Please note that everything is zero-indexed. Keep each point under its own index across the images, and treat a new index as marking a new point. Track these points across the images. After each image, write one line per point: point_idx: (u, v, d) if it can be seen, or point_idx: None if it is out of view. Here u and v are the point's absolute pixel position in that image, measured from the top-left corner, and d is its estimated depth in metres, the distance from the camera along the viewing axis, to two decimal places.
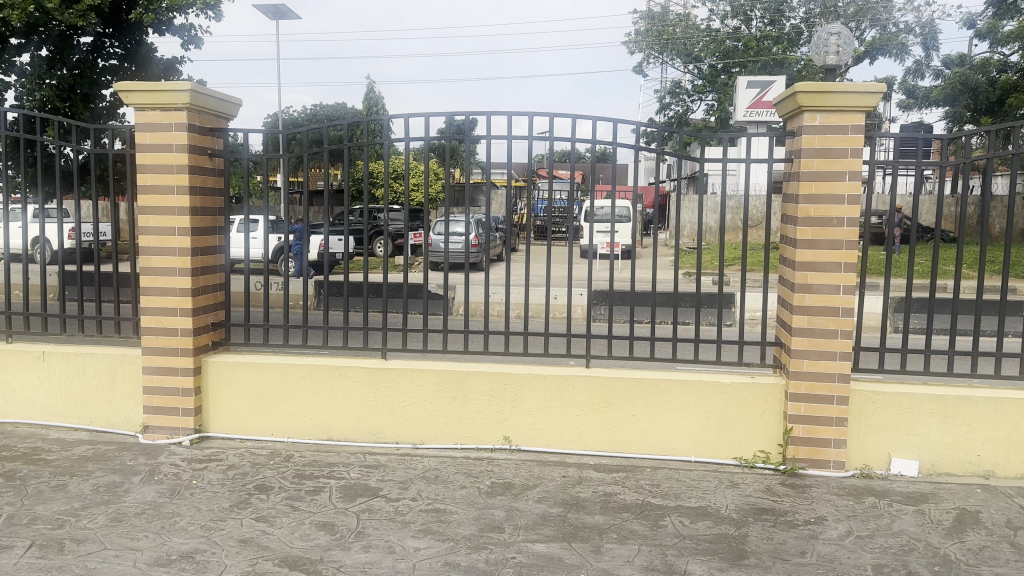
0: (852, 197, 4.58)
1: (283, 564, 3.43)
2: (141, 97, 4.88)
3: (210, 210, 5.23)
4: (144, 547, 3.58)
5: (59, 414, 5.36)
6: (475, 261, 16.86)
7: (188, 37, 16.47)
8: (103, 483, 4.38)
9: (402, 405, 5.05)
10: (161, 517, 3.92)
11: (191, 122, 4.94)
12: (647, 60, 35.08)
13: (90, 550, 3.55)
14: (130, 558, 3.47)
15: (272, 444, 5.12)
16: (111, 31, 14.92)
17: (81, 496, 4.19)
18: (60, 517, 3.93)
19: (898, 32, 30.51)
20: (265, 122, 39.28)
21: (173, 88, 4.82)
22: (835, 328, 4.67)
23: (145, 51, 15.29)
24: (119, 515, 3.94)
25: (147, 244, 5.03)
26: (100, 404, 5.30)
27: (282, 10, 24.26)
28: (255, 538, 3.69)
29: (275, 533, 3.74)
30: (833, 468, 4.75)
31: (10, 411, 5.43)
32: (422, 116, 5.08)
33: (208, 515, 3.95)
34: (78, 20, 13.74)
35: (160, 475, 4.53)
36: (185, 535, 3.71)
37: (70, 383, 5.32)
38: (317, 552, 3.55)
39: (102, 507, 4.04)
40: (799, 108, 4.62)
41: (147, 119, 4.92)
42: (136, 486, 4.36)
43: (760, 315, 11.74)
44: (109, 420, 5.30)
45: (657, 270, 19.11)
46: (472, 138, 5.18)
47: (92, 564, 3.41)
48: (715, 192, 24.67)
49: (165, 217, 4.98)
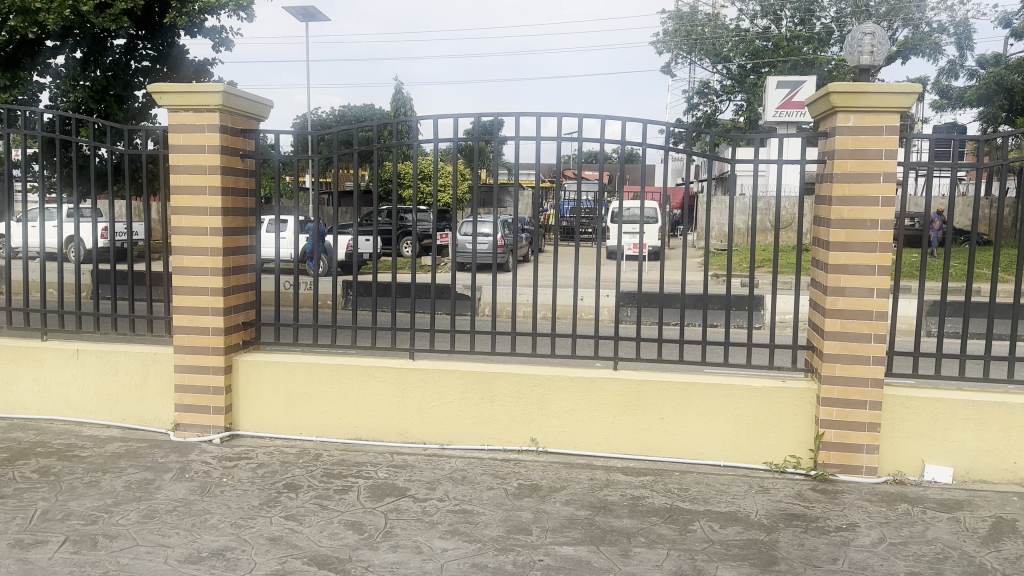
0: (886, 199, 4.50)
1: (312, 563, 3.44)
2: (173, 99, 4.93)
3: (241, 211, 5.28)
4: (175, 544, 3.62)
5: (92, 411, 5.44)
6: (502, 262, 16.89)
7: (219, 39, 16.69)
8: (135, 480, 4.44)
9: (429, 405, 5.06)
10: (191, 515, 3.96)
11: (224, 122, 4.99)
12: (675, 60, 34.88)
13: (122, 546, 3.59)
14: (161, 554, 3.51)
15: (300, 443, 5.16)
16: (144, 34, 15.18)
17: (114, 493, 4.25)
18: (93, 513, 3.98)
19: (931, 32, 30.04)
20: (295, 124, 39.77)
21: (204, 89, 4.88)
22: (868, 332, 4.60)
23: (177, 53, 15.51)
24: (151, 512, 3.99)
25: (180, 244, 5.09)
26: (132, 402, 5.37)
27: (312, 12, 24.50)
28: (285, 536, 3.72)
29: (304, 532, 3.76)
30: (865, 474, 4.67)
31: (44, 408, 5.52)
32: (450, 117, 5.09)
33: (238, 513, 3.98)
34: (111, 24, 14.01)
35: (191, 472, 4.58)
36: (215, 533, 3.74)
37: (103, 381, 5.40)
38: (345, 551, 3.56)
39: (134, 504, 4.09)
40: (832, 108, 4.55)
41: (180, 120, 4.98)
42: (167, 483, 4.41)
43: (790, 318, 11.60)
44: (141, 417, 5.38)
45: (685, 272, 18.99)
46: (499, 139, 5.17)
47: (125, 560, 3.46)
48: (744, 194, 24.45)
49: (198, 218, 5.04)
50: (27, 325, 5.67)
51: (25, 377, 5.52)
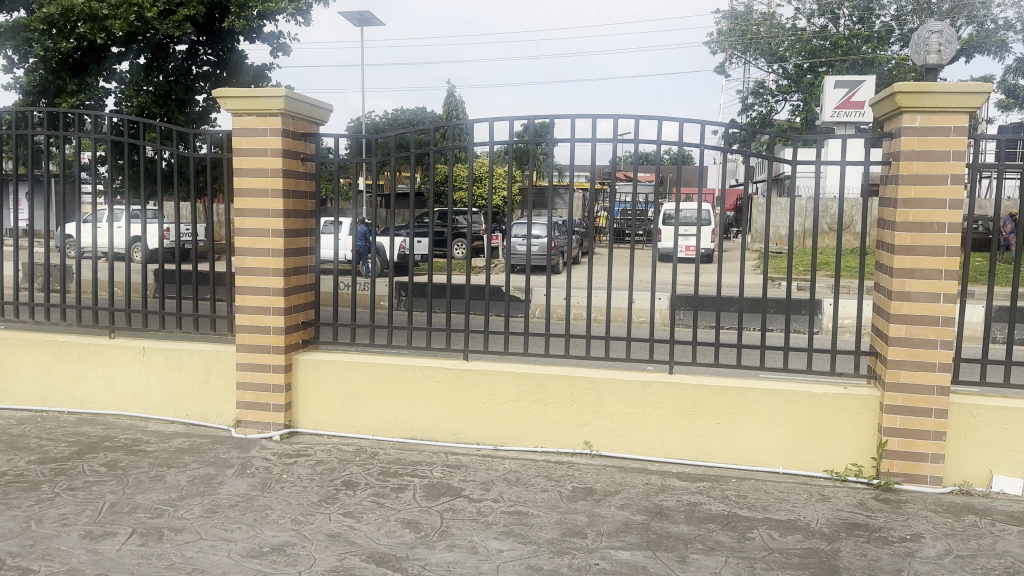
0: (954, 201, 4.36)
1: (370, 560, 3.49)
2: (236, 104, 5.07)
3: (302, 214, 5.40)
4: (238, 539, 3.71)
5: (157, 407, 5.62)
6: (552, 263, 16.90)
7: (276, 45, 17.06)
8: (199, 475, 4.56)
9: (483, 406, 5.08)
10: (253, 510, 4.05)
11: (285, 127, 5.10)
12: (729, 61, 34.35)
13: (187, 540, 3.70)
14: (225, 548, 3.60)
15: (357, 441, 5.24)
16: (205, 40, 15.60)
17: (179, 487, 4.38)
18: (159, 506, 4.11)
19: (997, 29, 29.08)
20: (349, 127, 40.41)
21: (265, 95, 4.99)
22: (935, 338, 4.46)
23: (235, 59, 15.89)
24: (215, 507, 4.09)
25: (244, 245, 5.22)
26: (196, 399, 5.53)
27: (367, 17, 24.86)
28: (344, 533, 3.78)
29: (362, 529, 3.82)
30: (930, 484, 4.53)
31: (111, 404, 5.72)
32: (496, 121, 5.16)
33: (298, 509, 4.06)
34: (174, 30, 14.44)
35: (252, 468, 4.68)
36: (276, 528, 3.82)
37: (168, 378, 5.57)
38: (403, 549, 3.61)
39: (199, 498, 4.21)
40: (897, 108, 4.43)
41: (244, 124, 5.11)
42: (230, 478, 4.52)
43: (849, 323, 11.32)
44: (204, 413, 5.53)
45: (739, 274, 18.69)
46: (548, 141, 5.21)
47: (190, 553, 3.55)
48: (800, 196, 23.95)
49: (261, 220, 5.16)
50: (96, 324, 5.86)
51: (94, 374, 5.72)
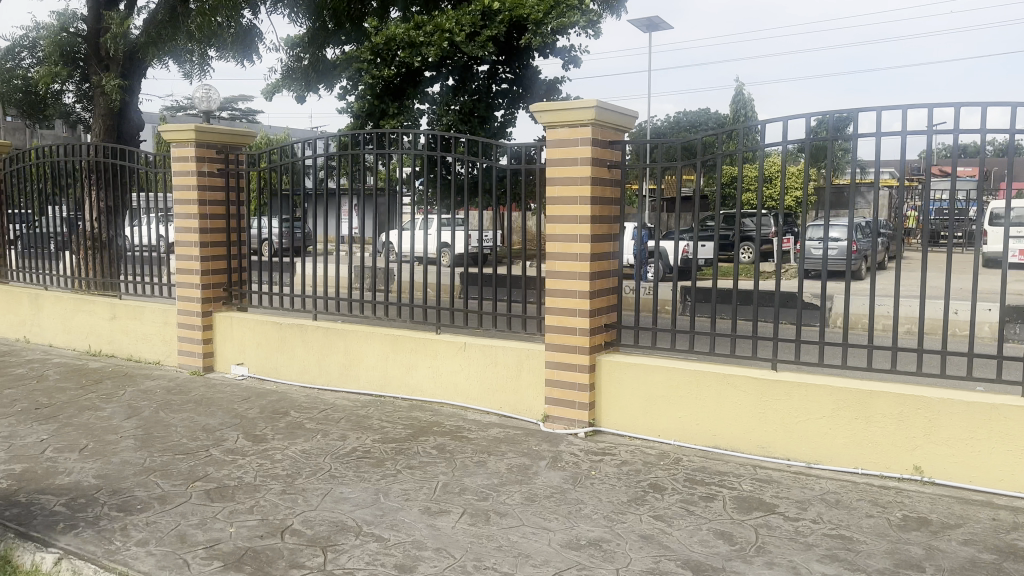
0: None
1: (685, 566, 3.47)
2: (550, 117, 5.34)
3: (608, 219, 5.52)
4: (556, 529, 3.90)
5: (475, 398, 6.12)
6: (852, 269, 15.58)
7: (569, 57, 17.74)
8: (515, 464, 4.88)
9: (793, 420, 4.81)
10: (567, 502, 4.23)
11: (595, 136, 5.28)
12: None
13: (511, 524, 3.97)
14: (545, 536, 3.81)
15: (659, 446, 5.25)
16: (505, 59, 16.66)
17: (499, 473, 4.72)
18: (483, 490, 4.46)
19: None
20: (632, 133, 40.89)
21: (579, 107, 5.20)
22: None
23: (531, 74, 16.79)
24: (532, 495, 4.35)
25: (553, 250, 5.48)
26: (509, 393, 5.92)
27: (655, 21, 24.93)
28: (656, 535, 3.80)
29: (675, 534, 3.81)
30: None
31: (437, 393, 6.33)
32: (785, 120, 5.02)
33: (610, 507, 4.16)
34: (478, 50, 15.76)
35: (562, 462, 4.90)
36: (590, 523, 3.96)
37: (485, 373, 6.02)
38: (718, 560, 3.53)
39: (517, 486, 4.49)
40: None
41: (556, 136, 5.37)
42: (543, 469, 4.78)
43: None
44: (516, 407, 5.89)
45: None
46: (845, 137, 4.93)
47: (514, 537, 3.81)
48: None
49: (569, 226, 5.38)
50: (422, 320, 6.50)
51: (424, 366, 6.37)
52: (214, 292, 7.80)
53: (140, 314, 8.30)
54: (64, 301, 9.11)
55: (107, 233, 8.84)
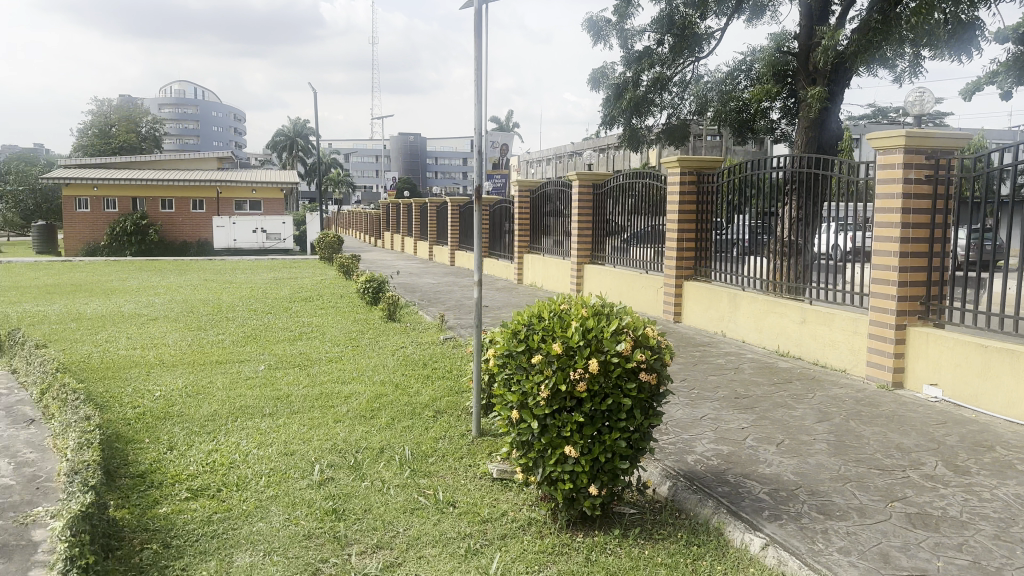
0: None
1: (789, 437, 4.80)
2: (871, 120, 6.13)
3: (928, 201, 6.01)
4: (745, 410, 5.49)
5: (803, 349, 7.24)
6: None
7: None
8: (788, 384, 6.30)
9: None
10: (799, 402, 5.67)
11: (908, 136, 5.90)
12: None
13: (723, 403, 5.69)
14: (731, 411, 5.46)
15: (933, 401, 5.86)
16: None
17: (767, 386, 6.26)
18: (740, 390, 6.14)
19: None
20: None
21: None
22: None
23: None
24: (765, 397, 5.87)
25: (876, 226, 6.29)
26: (826, 346, 6.92)
27: None
28: (804, 424, 5.08)
29: (819, 427, 5.01)
30: None
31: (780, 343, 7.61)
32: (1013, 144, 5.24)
33: (805, 410, 5.45)
34: None
35: (826, 389, 6.11)
36: (773, 412, 5.40)
37: (811, 327, 7.13)
38: (819, 440, 4.73)
39: (765, 392, 6.03)
40: None
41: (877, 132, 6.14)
42: (802, 389, 6.11)
43: None
44: (829, 358, 6.88)
45: None
46: None
47: (712, 407, 5.57)
48: None
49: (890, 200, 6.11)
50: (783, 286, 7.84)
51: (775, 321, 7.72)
52: (687, 265, 9.37)
53: (638, 282, 10.49)
54: (593, 269, 11.85)
55: (621, 217, 11.12)
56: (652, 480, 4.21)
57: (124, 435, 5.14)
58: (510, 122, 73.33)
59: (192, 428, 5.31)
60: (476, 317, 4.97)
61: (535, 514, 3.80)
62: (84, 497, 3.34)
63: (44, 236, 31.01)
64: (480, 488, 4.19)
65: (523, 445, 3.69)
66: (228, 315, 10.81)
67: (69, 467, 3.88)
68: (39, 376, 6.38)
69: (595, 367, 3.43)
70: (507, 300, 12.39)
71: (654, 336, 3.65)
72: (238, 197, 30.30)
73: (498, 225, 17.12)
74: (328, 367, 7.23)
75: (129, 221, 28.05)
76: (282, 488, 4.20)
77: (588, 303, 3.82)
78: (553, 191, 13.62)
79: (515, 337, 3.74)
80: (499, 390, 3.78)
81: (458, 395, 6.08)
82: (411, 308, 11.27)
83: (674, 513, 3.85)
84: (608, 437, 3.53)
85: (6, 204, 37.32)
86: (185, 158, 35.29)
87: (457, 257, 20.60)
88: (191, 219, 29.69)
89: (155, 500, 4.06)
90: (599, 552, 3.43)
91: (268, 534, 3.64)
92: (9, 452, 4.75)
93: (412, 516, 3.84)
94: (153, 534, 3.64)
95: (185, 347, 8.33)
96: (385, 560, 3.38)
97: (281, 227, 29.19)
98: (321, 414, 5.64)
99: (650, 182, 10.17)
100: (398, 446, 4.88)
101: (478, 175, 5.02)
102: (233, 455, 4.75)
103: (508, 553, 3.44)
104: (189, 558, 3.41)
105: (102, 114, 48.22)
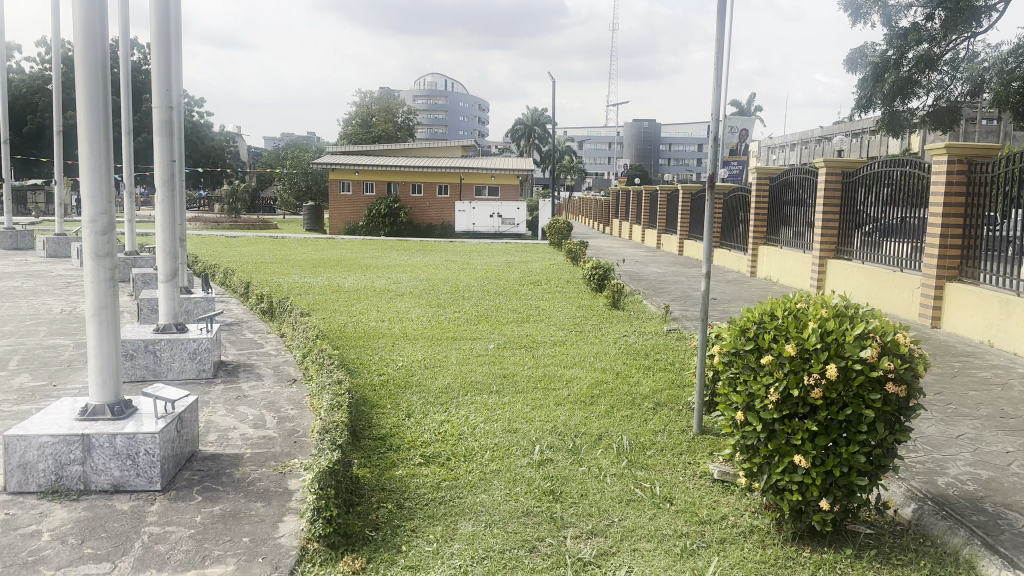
0: None
1: None
2: None
3: None
4: (1015, 431, 4.81)
5: None
6: None
7: None
8: None
9: None
10: None
11: None
12: None
13: (985, 421, 5.04)
14: (996, 431, 4.82)
15: None
16: None
17: None
18: (1009, 407, 5.39)
19: None
20: None
21: None
22: None
23: None
24: None
25: None
26: None
27: None
28: None
29: None
30: None
31: None
32: None
33: None
34: None
35: None
36: None
37: None
38: None
39: None
40: None
41: None
42: None
43: None
44: None
45: None
46: None
47: (972, 425, 4.96)
48: None
49: None
50: None
51: None
52: (951, 264, 8.38)
53: (889, 280, 9.58)
54: (838, 264, 10.99)
55: (875, 209, 10.18)
56: (894, 500, 3.83)
57: (369, 400, 5.63)
58: (751, 106, 70.09)
59: (427, 399, 5.69)
60: (703, 311, 4.83)
61: (758, 521, 3.61)
62: (333, 454, 3.71)
63: (314, 216, 34.80)
64: (699, 488, 4.07)
65: (747, 449, 3.53)
66: (464, 295, 11.43)
67: (322, 425, 4.32)
68: (302, 341, 7.17)
69: (833, 372, 3.19)
70: (738, 293, 11.88)
71: (905, 343, 3.30)
72: (478, 183, 31.88)
73: (732, 214, 16.45)
74: (553, 350, 7.40)
75: (383, 204, 30.63)
76: (505, 464, 4.37)
77: (828, 304, 3.57)
78: (797, 179, 12.81)
79: (743, 335, 3.60)
80: (724, 389, 3.65)
81: (680, 388, 5.95)
82: (637, 297, 11.20)
83: (918, 539, 3.48)
84: (845, 449, 3.26)
85: (284, 187, 42.35)
86: (433, 145, 37.75)
87: (687, 246, 20.12)
88: (436, 202, 31.76)
89: (391, 462, 4.41)
90: (829, 571, 3.19)
91: (490, 506, 3.81)
92: (276, 407, 5.39)
93: (629, 507, 3.82)
94: (388, 493, 3.95)
95: (425, 323, 8.95)
96: (600, 548, 3.40)
97: (516, 212, 30.48)
98: (544, 395, 5.78)
99: (910, 170, 9.22)
100: (617, 435, 4.88)
101: (711, 164, 4.82)
102: (462, 427, 5.03)
103: (726, 558, 3.31)
104: (418, 520, 3.66)
105: (364, 106, 52.97)
